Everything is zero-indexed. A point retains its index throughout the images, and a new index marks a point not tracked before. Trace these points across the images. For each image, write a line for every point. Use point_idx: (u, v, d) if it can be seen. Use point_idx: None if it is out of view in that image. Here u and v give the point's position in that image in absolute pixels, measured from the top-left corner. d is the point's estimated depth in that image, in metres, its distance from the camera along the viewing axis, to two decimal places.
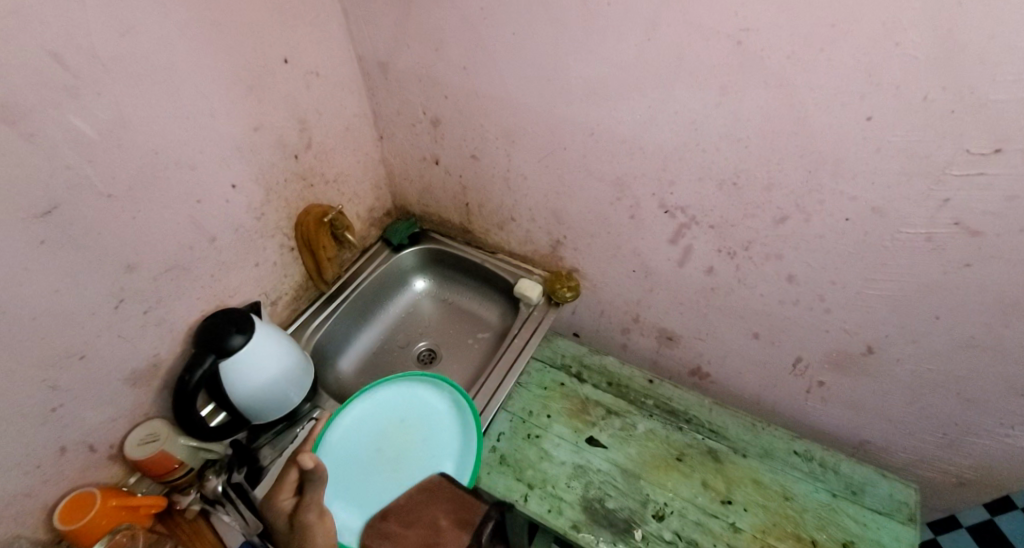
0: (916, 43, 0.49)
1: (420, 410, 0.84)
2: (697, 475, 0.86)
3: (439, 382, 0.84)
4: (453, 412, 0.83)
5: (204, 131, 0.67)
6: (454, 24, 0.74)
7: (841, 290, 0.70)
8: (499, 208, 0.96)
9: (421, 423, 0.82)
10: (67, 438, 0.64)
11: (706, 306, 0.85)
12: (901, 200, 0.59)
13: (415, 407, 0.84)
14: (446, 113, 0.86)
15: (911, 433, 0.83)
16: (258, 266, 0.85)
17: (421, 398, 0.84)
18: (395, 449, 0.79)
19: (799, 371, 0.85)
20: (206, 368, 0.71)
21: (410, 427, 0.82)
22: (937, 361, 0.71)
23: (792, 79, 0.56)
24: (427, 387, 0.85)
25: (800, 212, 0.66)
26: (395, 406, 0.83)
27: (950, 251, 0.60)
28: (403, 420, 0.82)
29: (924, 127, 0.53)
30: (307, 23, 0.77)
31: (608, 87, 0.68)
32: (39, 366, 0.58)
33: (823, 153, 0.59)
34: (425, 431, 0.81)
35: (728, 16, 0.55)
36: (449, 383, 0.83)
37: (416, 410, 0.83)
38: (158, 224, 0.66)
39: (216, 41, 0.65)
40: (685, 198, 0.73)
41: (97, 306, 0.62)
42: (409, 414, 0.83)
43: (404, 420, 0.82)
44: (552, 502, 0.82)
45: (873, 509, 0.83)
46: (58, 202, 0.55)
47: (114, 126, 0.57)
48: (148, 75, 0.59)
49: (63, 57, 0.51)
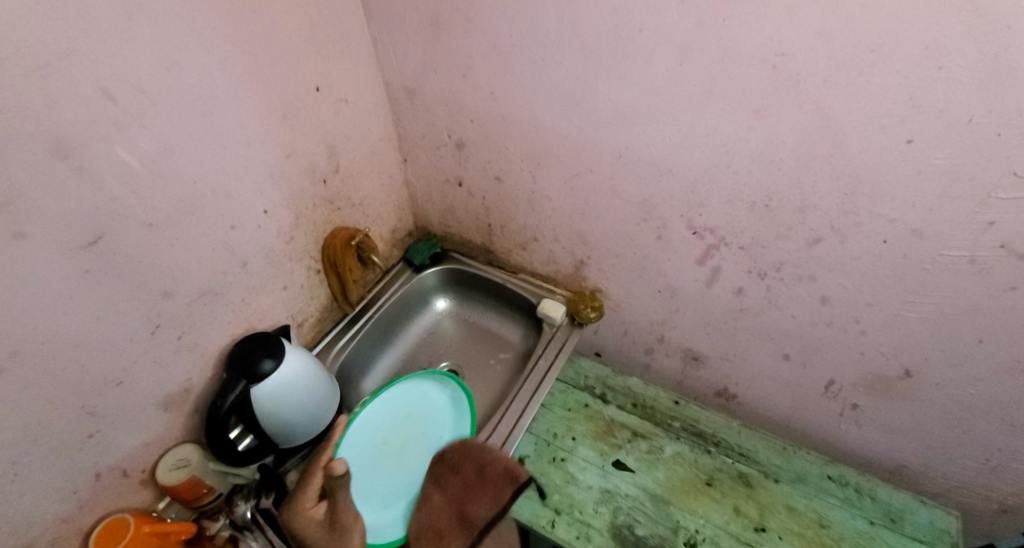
0: (960, 66, 0.48)
1: (425, 406, 0.87)
2: (728, 501, 0.84)
3: (444, 379, 0.88)
4: (452, 409, 0.87)
5: (240, 159, 0.69)
6: (482, 51, 0.75)
7: (878, 312, 0.69)
8: (522, 228, 0.96)
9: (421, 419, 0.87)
10: (102, 463, 0.64)
11: (735, 327, 0.84)
12: (944, 223, 0.58)
13: (420, 403, 0.87)
14: (471, 136, 0.87)
15: (952, 459, 0.81)
16: (286, 288, 0.85)
17: (423, 394, 0.88)
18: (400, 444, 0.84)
19: (832, 393, 0.83)
20: (238, 393, 0.71)
21: (413, 421, 0.86)
22: (981, 385, 0.69)
23: (829, 102, 0.56)
24: (432, 383, 0.89)
25: (834, 234, 0.65)
26: (397, 405, 0.86)
27: (996, 274, 0.58)
28: (407, 415, 0.86)
29: (968, 150, 0.52)
30: (338, 51, 0.79)
31: (637, 112, 0.68)
32: (78, 393, 0.58)
33: (860, 175, 0.59)
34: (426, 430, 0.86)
35: (764, 41, 0.55)
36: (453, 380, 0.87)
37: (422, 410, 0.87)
38: (194, 250, 0.66)
39: (254, 72, 0.67)
40: (714, 219, 0.72)
41: (135, 333, 0.62)
42: (413, 410, 0.87)
43: (409, 413, 0.86)
44: (581, 528, 0.81)
45: (914, 538, 0.81)
46: (103, 232, 0.56)
47: (158, 157, 0.59)
48: (191, 107, 0.61)
49: (113, 93, 0.53)
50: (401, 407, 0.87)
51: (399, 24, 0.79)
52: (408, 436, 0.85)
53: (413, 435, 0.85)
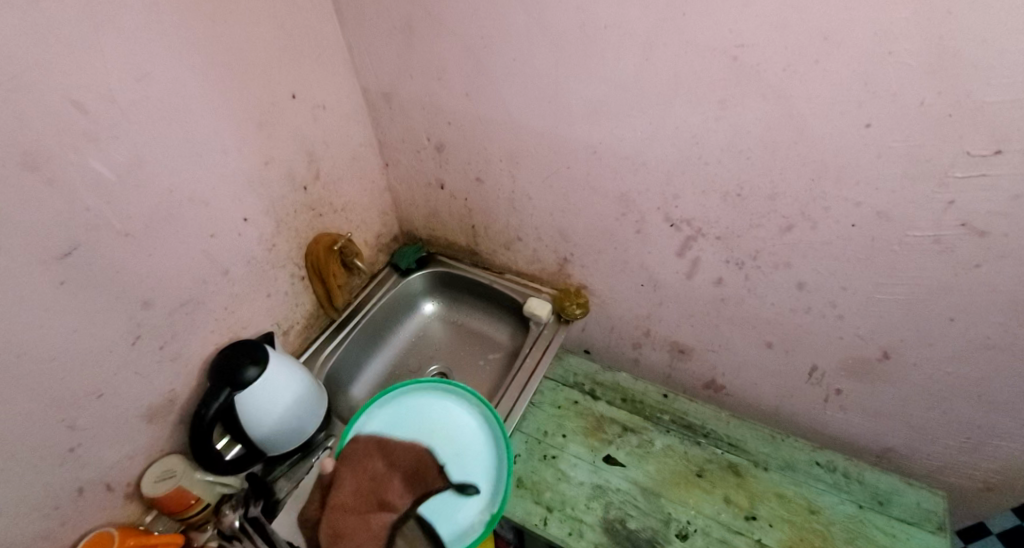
0: (909, 51, 0.50)
1: (447, 424, 0.83)
2: (718, 491, 0.85)
3: (470, 397, 0.85)
4: (484, 432, 0.83)
5: (216, 167, 0.69)
6: (455, 54, 0.76)
7: (852, 295, 0.70)
8: (505, 228, 0.97)
9: (448, 438, 0.82)
10: (86, 477, 0.64)
11: (717, 317, 0.85)
12: (907, 205, 0.59)
13: (443, 418, 0.84)
14: (449, 138, 0.88)
15: (935, 439, 0.82)
16: (270, 296, 0.85)
17: (450, 412, 0.85)
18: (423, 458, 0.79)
19: (815, 379, 0.84)
20: (221, 402, 0.72)
21: (439, 439, 0.82)
22: (955, 363, 0.70)
23: (791, 91, 0.57)
24: (460, 403, 0.86)
25: (806, 220, 0.66)
26: (417, 416, 0.84)
27: (960, 253, 0.60)
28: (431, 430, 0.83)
29: (924, 132, 0.53)
30: (313, 59, 0.80)
31: (608, 107, 0.69)
32: (57, 406, 0.58)
33: (826, 161, 0.60)
34: (454, 449, 0.81)
35: (724, 34, 0.56)
36: (479, 399, 0.84)
37: (448, 427, 0.83)
38: (173, 259, 0.67)
39: (227, 80, 0.67)
40: (689, 210, 0.73)
41: (114, 344, 0.62)
42: (438, 427, 0.83)
43: (433, 429, 0.83)
44: (573, 524, 0.81)
45: (902, 519, 0.81)
46: (78, 243, 0.56)
47: (131, 168, 0.59)
48: (163, 118, 0.61)
49: (83, 104, 0.53)
50: (422, 423, 0.83)
51: (372, 30, 0.80)
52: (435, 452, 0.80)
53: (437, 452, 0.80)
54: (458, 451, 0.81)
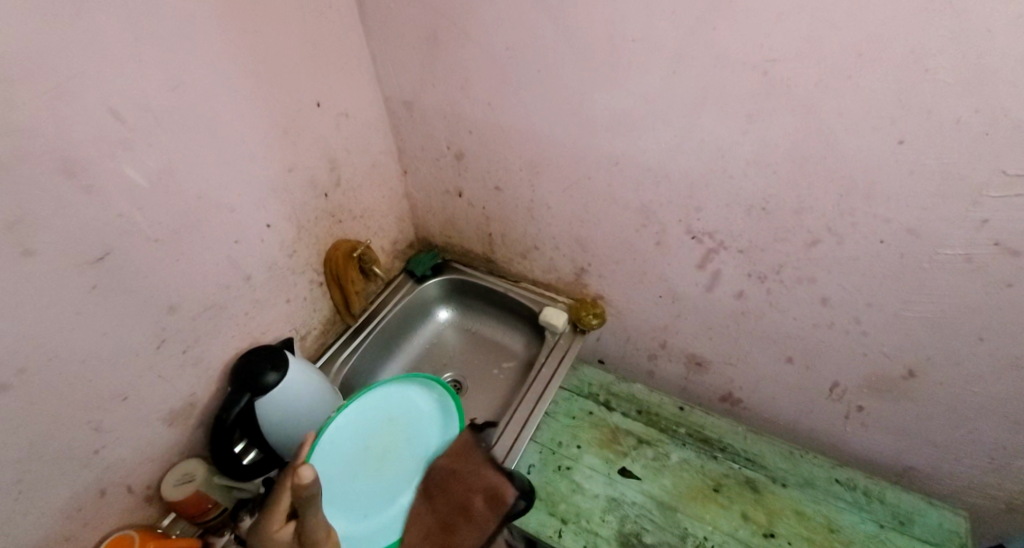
0: (945, 69, 0.49)
1: (408, 413, 0.81)
2: (736, 507, 0.84)
3: (434, 387, 0.82)
4: (437, 415, 0.83)
5: (243, 174, 0.70)
6: (479, 64, 0.76)
7: (878, 312, 0.69)
8: (522, 237, 0.97)
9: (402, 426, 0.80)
10: (107, 479, 0.64)
11: (737, 331, 0.84)
12: (938, 222, 0.58)
13: (403, 407, 0.81)
14: (470, 147, 0.88)
15: (959, 459, 0.80)
16: (289, 301, 0.86)
17: (406, 397, 0.81)
18: (381, 448, 0.78)
19: (836, 395, 0.83)
20: (242, 406, 0.72)
21: (396, 426, 0.80)
22: (983, 383, 0.69)
23: (821, 106, 0.57)
24: (419, 388, 0.82)
25: (832, 236, 0.65)
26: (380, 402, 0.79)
27: (991, 272, 0.59)
28: (392, 419, 0.79)
29: (958, 150, 0.53)
30: (339, 68, 0.81)
31: (632, 119, 0.69)
32: (83, 408, 0.59)
33: (855, 177, 0.59)
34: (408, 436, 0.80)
35: (754, 48, 0.56)
36: (444, 388, 0.82)
37: (404, 413, 0.81)
38: (198, 264, 0.67)
39: (256, 89, 0.68)
40: (712, 223, 0.73)
41: (140, 347, 0.63)
42: (396, 415, 0.80)
43: (390, 417, 0.79)
44: (588, 537, 0.80)
45: (924, 540, 0.80)
46: (110, 248, 0.57)
47: (162, 175, 0.60)
48: (195, 125, 0.62)
49: (120, 112, 0.54)
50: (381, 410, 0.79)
51: (397, 40, 0.81)
52: (393, 442, 0.79)
53: (393, 443, 0.79)
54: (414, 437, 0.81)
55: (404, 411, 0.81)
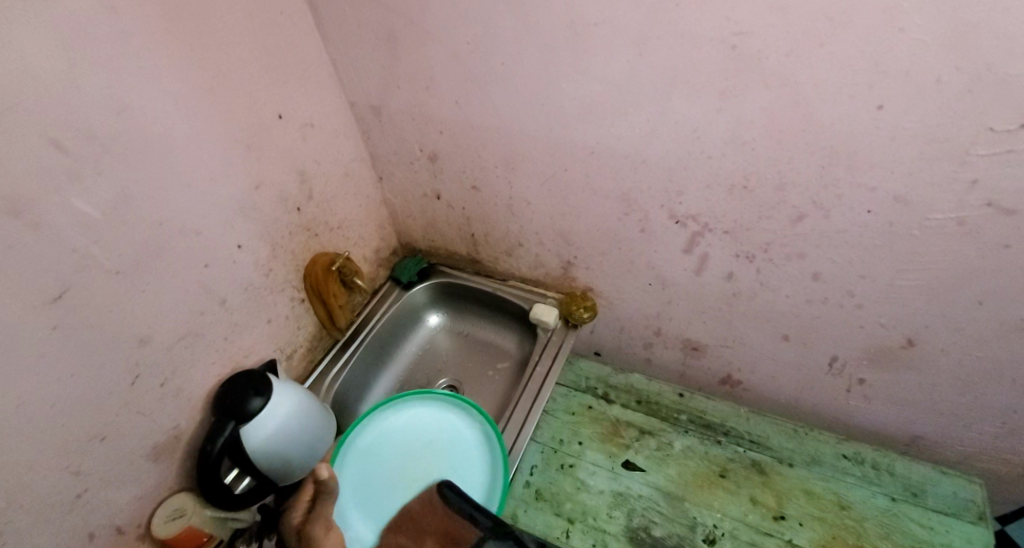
0: (921, 26, 0.47)
1: (451, 440, 0.83)
2: (744, 491, 0.82)
3: (470, 409, 0.83)
4: (482, 444, 0.81)
5: (205, 196, 0.67)
6: (442, 62, 0.73)
7: (872, 283, 0.67)
8: (505, 235, 0.95)
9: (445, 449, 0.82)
10: (94, 523, 0.62)
11: (730, 313, 0.82)
12: (926, 186, 0.56)
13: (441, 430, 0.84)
14: (443, 148, 0.86)
15: (967, 425, 0.79)
16: (270, 322, 0.84)
17: (452, 423, 0.84)
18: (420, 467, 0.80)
19: (836, 370, 0.81)
20: (228, 435, 0.70)
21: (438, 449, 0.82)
22: (986, 346, 0.67)
23: (794, 76, 0.54)
24: (463, 416, 0.84)
25: (818, 209, 0.63)
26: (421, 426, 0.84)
27: (986, 233, 0.57)
28: (431, 441, 0.83)
29: (942, 110, 0.51)
30: (298, 78, 0.78)
31: (603, 106, 0.67)
32: (59, 454, 0.57)
33: (836, 147, 0.57)
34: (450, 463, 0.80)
35: (720, 22, 0.54)
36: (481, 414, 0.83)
37: (450, 442, 0.82)
38: (167, 294, 0.65)
39: (211, 107, 0.66)
40: (694, 206, 0.71)
41: (113, 385, 0.61)
42: (438, 437, 0.83)
43: (433, 440, 0.83)
44: (596, 536, 0.78)
45: (938, 510, 0.79)
46: (68, 286, 0.54)
47: (118, 205, 0.57)
48: (149, 151, 0.59)
49: (63, 143, 0.51)
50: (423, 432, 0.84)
51: (357, 44, 0.78)
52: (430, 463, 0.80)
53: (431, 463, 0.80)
54: (454, 463, 0.80)
55: (449, 435, 0.83)
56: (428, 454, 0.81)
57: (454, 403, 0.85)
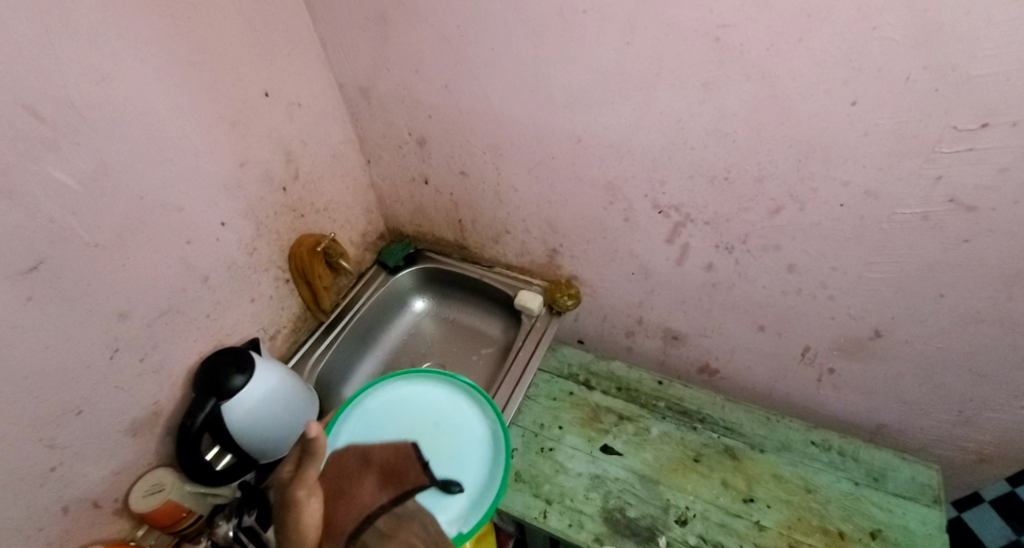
0: (893, 25, 0.49)
1: (460, 428, 0.79)
2: (716, 475, 0.85)
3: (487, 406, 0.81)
4: (487, 441, 0.78)
5: (188, 171, 0.67)
6: (431, 44, 0.73)
7: (842, 275, 0.70)
8: (492, 221, 0.96)
9: (449, 437, 0.78)
10: (70, 496, 0.62)
11: (709, 303, 0.84)
12: (894, 182, 0.58)
13: (452, 416, 0.80)
14: (430, 132, 0.86)
15: (928, 414, 0.82)
16: (254, 301, 0.84)
17: (463, 411, 0.81)
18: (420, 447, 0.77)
19: (808, 359, 0.84)
20: (208, 412, 0.70)
21: (440, 432, 0.79)
22: (947, 338, 0.70)
23: (774, 71, 0.56)
24: (476, 410, 0.81)
25: (794, 202, 0.65)
26: (428, 402, 0.82)
27: (949, 229, 0.59)
28: (438, 424, 0.80)
29: (912, 108, 0.53)
30: (285, 56, 0.77)
31: (590, 95, 0.68)
32: (35, 425, 0.56)
33: (812, 141, 0.59)
34: (451, 450, 0.77)
35: (705, 14, 0.55)
36: (496, 411, 0.79)
37: (456, 430, 0.79)
38: (147, 268, 0.64)
39: (194, 81, 0.65)
40: (677, 196, 0.72)
41: (90, 359, 0.60)
42: (444, 422, 0.80)
43: (436, 422, 0.80)
44: (573, 516, 0.81)
45: (898, 495, 0.82)
46: (44, 257, 0.54)
47: (97, 176, 0.57)
48: (129, 122, 0.59)
49: (39, 111, 0.51)
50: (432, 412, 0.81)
51: (346, 24, 0.78)
52: (430, 448, 0.77)
53: (430, 447, 0.77)
54: (454, 451, 0.77)
55: (457, 422, 0.80)
56: (429, 436, 0.78)
57: (474, 396, 0.82)
